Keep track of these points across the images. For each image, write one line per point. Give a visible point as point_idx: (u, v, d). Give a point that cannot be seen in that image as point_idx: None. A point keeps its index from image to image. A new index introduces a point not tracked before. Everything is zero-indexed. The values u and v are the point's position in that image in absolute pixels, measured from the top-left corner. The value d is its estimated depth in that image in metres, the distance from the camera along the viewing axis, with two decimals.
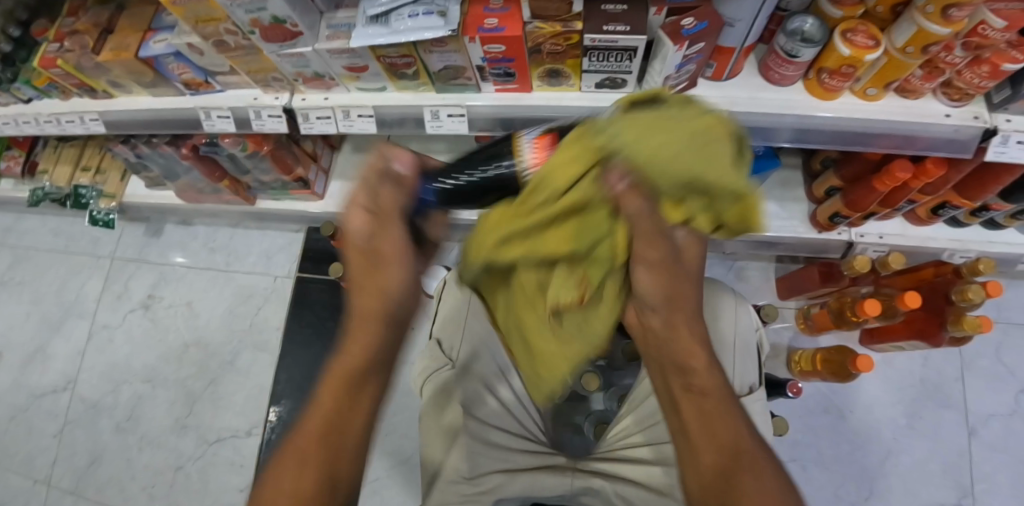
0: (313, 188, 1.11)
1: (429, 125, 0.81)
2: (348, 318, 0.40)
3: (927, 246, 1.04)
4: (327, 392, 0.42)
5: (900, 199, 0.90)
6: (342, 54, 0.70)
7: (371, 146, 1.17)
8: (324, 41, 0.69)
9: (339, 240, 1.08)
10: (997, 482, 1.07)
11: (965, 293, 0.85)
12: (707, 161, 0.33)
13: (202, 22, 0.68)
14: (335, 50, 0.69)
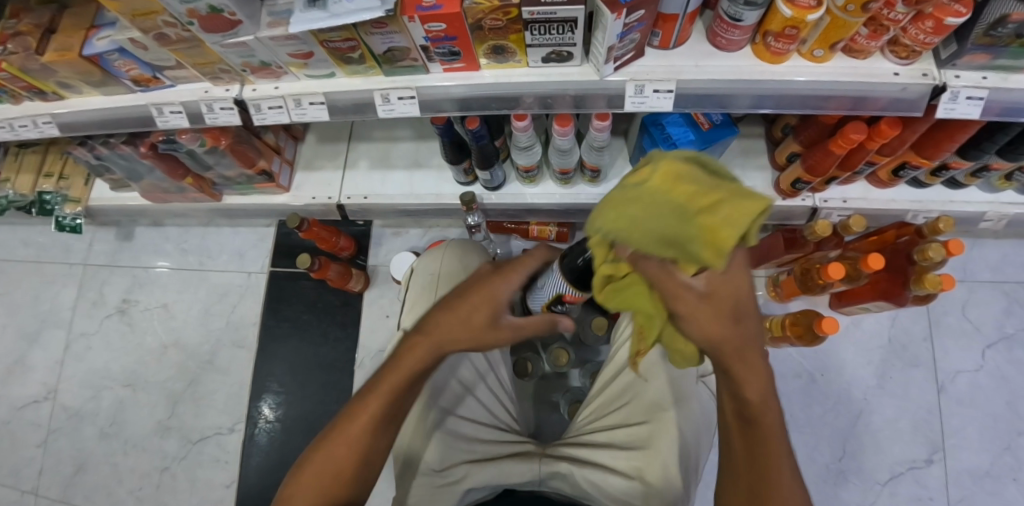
0: (278, 181, 1.11)
1: (380, 109, 0.80)
2: (435, 333, 0.55)
3: (888, 209, 1.06)
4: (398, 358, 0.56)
5: (857, 162, 0.90)
6: (284, 42, 0.69)
7: (335, 137, 1.17)
8: (266, 29, 0.67)
9: (306, 232, 1.07)
10: (964, 436, 1.10)
11: (925, 252, 0.86)
12: (671, 222, 0.39)
13: (140, 16, 0.66)
14: (278, 38, 0.67)
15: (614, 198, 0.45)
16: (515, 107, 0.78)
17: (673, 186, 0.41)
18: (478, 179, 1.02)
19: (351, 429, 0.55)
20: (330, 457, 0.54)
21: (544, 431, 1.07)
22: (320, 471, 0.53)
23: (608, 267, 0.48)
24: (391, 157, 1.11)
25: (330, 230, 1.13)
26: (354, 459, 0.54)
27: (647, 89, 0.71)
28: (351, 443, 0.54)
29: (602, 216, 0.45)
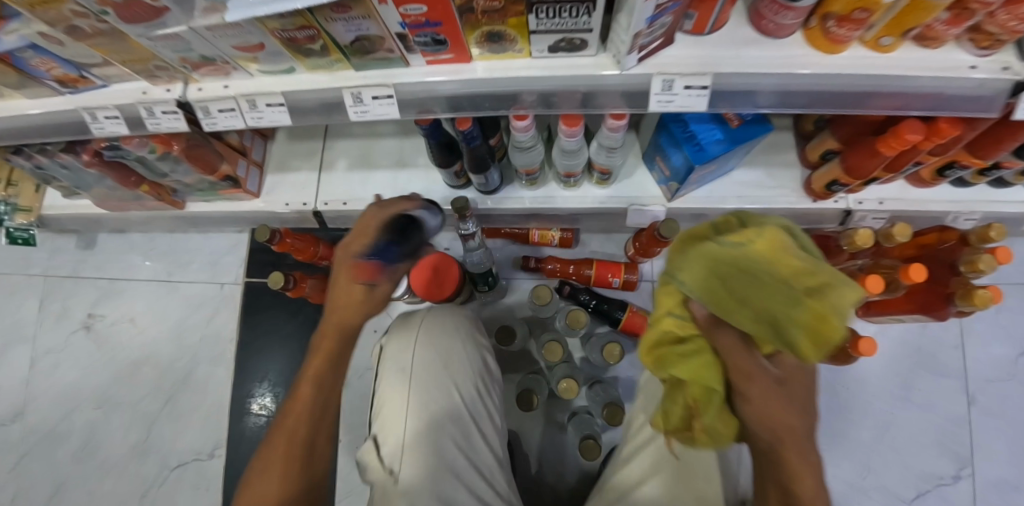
0: (245, 186, 0.99)
1: (351, 111, 0.67)
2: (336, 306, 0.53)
3: (928, 210, 0.95)
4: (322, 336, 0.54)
5: (906, 163, 0.79)
6: (225, 32, 0.56)
7: (308, 133, 1.03)
8: (200, 17, 0.54)
9: (279, 244, 0.96)
10: (994, 451, 1.02)
11: (975, 264, 0.76)
12: (765, 296, 0.39)
13: (40, 5, 0.52)
14: (215, 27, 0.54)
15: (707, 252, 0.45)
16: (511, 106, 0.64)
17: (780, 257, 0.40)
18: (472, 182, 0.90)
19: (289, 426, 0.52)
20: (269, 471, 0.50)
21: (547, 456, 0.99)
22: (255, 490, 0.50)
23: (671, 320, 0.48)
24: (372, 157, 0.98)
25: (308, 240, 1.02)
26: (298, 462, 0.51)
27: (676, 86, 0.58)
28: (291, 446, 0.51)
29: (689, 267, 0.46)
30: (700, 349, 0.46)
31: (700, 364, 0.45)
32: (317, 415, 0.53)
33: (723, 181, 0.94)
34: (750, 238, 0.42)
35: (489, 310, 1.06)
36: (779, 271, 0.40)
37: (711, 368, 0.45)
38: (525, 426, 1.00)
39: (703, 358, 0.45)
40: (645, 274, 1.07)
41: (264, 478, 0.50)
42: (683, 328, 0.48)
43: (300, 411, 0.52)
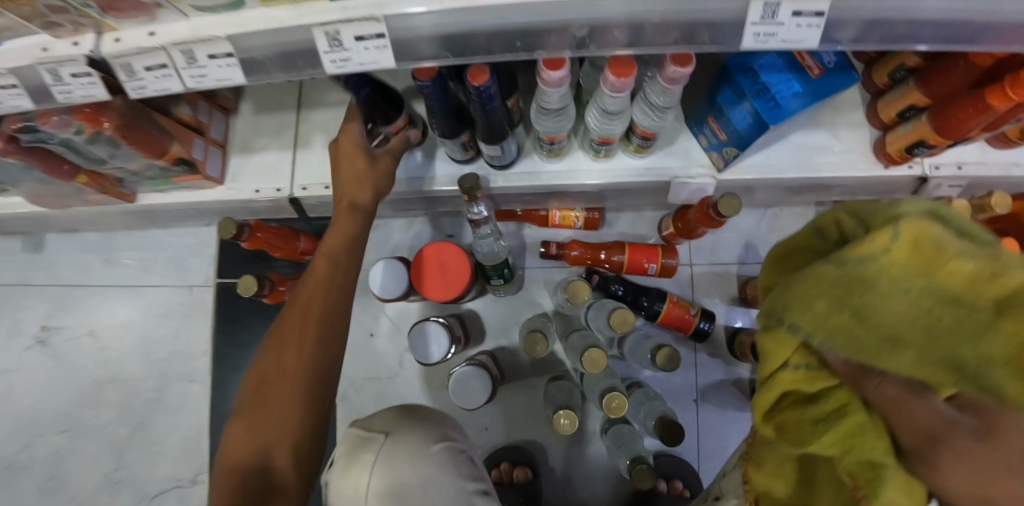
0: (204, 171, 0.81)
1: (327, 61, 0.49)
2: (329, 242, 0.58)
3: (1012, 175, 0.81)
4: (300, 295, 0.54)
5: (1011, 120, 0.64)
6: None
7: (277, 105, 0.85)
8: None
9: (250, 242, 0.80)
10: None
11: None
12: (967, 334, 0.32)
13: None
14: None
15: (825, 279, 0.37)
16: (544, 47, 0.48)
17: (933, 261, 0.34)
18: (482, 155, 0.73)
19: (290, 338, 0.50)
20: (267, 376, 0.49)
21: (578, 470, 0.88)
22: (260, 398, 0.48)
23: (791, 375, 0.43)
24: None
25: (285, 234, 0.85)
26: (254, 464, 0.45)
27: (782, 12, 0.42)
28: (292, 354, 0.49)
29: (821, 306, 0.37)
30: (836, 402, 0.42)
31: (845, 421, 0.41)
32: (310, 312, 0.52)
33: (783, 146, 0.78)
34: (881, 245, 0.35)
35: (503, 307, 0.91)
36: (941, 282, 0.34)
37: (855, 419, 0.40)
38: (554, 437, 0.89)
39: (830, 402, 0.42)
40: (684, 258, 0.91)
41: (261, 392, 0.48)
42: (809, 380, 0.42)
43: (293, 320, 0.51)
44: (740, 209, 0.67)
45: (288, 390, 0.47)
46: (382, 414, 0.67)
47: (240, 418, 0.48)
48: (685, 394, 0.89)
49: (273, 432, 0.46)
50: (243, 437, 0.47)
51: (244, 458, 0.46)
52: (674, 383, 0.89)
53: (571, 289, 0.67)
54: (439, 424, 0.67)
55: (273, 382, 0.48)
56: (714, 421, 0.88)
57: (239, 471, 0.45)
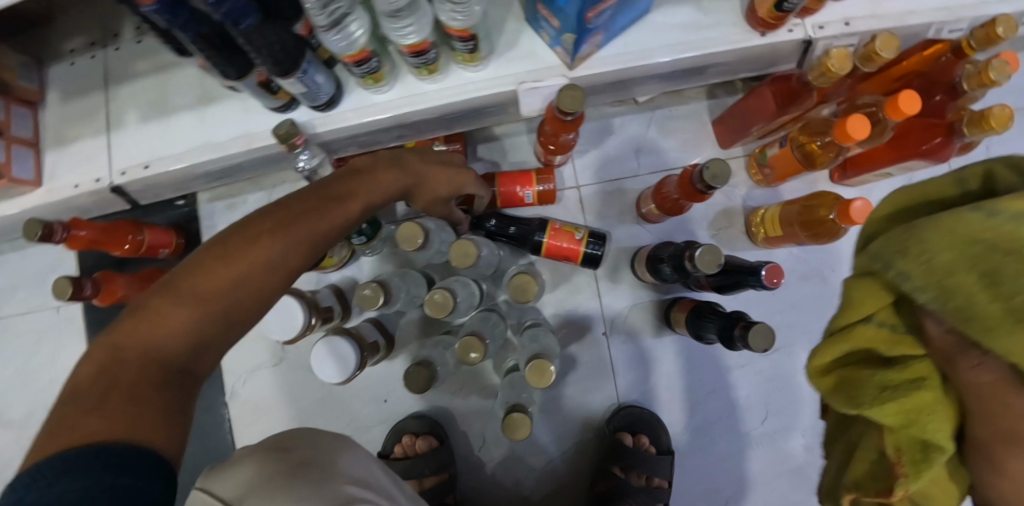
0: (10, 174, 0.72)
1: None
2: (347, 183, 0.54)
3: (909, 26, 0.69)
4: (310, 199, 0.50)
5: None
6: None
7: (89, 86, 0.77)
8: None
9: (69, 243, 0.71)
10: None
11: (986, 74, 0.59)
12: None
13: None
14: None
15: (958, 232, 0.31)
16: None
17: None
18: (297, 98, 0.65)
19: (265, 244, 0.45)
20: (242, 270, 0.43)
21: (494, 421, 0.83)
22: (215, 279, 0.42)
23: (874, 333, 0.37)
24: (172, 98, 0.73)
25: (122, 226, 0.77)
26: (187, 337, 0.40)
27: None
28: (270, 255, 0.44)
29: (945, 261, 0.30)
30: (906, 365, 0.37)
31: (920, 395, 0.35)
32: (305, 229, 0.47)
33: (640, 29, 0.67)
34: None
35: (389, 263, 0.86)
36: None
37: (923, 389, 0.35)
38: (463, 393, 0.85)
39: (905, 371, 0.37)
40: (569, 181, 0.84)
41: (207, 273, 0.42)
42: (889, 344, 0.37)
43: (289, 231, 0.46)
44: (582, 100, 0.58)
45: (253, 300, 0.44)
46: (243, 467, 0.39)
47: (178, 285, 0.41)
48: (592, 328, 0.84)
49: (223, 320, 0.42)
50: (214, 313, 0.41)
51: (178, 343, 0.39)
52: (579, 317, 0.84)
53: (397, 232, 0.59)
54: (336, 476, 0.41)
55: (244, 282, 0.43)
56: (628, 350, 0.84)
57: (163, 358, 0.38)
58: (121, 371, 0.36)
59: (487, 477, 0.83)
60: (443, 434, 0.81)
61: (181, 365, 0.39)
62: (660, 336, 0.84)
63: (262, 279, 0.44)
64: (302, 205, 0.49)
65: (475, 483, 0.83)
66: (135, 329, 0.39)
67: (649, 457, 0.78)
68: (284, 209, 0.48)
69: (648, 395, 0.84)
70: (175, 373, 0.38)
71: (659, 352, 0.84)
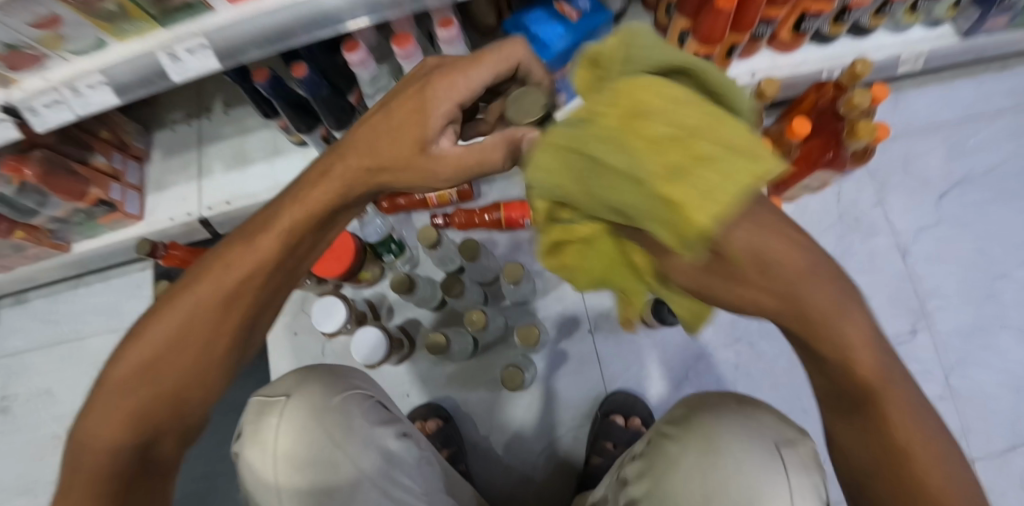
0: (124, 209, 0.95)
1: (173, 73, 0.65)
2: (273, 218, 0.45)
3: (802, 71, 0.94)
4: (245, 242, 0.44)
5: (751, 19, 0.80)
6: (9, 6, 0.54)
7: (183, 147, 1.01)
8: None
9: (165, 259, 0.92)
10: (947, 294, 1.00)
11: (851, 101, 0.79)
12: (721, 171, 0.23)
13: None
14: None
15: (560, 138, 0.27)
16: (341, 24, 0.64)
17: (631, 126, 0.25)
18: None
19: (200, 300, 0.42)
20: (184, 340, 0.42)
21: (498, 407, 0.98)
22: (156, 356, 0.41)
23: (576, 231, 0.35)
24: (250, 151, 0.97)
25: (199, 252, 0.97)
26: (142, 417, 0.40)
27: None
28: (205, 320, 0.42)
29: (547, 162, 0.28)
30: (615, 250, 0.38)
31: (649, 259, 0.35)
32: (235, 282, 0.43)
33: None
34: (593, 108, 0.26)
35: None
36: (634, 146, 0.24)
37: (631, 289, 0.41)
38: (472, 386, 1.00)
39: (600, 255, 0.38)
40: None
41: (154, 366, 0.41)
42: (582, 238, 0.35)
43: (237, 287, 0.43)
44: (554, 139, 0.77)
45: (201, 368, 0.42)
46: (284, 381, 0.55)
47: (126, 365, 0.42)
48: (579, 326, 1.01)
49: (174, 393, 0.42)
50: (166, 379, 0.41)
51: (124, 424, 0.40)
52: (567, 318, 1.01)
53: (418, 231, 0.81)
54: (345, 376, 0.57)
55: (199, 368, 0.42)
56: (611, 346, 0.99)
57: (117, 444, 0.39)
58: (84, 461, 0.39)
59: (497, 457, 0.96)
60: (449, 418, 0.96)
61: (147, 450, 0.40)
62: (637, 331, 1.00)
63: (213, 358, 0.43)
64: (231, 259, 0.43)
65: (486, 464, 0.96)
66: (88, 434, 0.39)
67: (631, 432, 0.90)
68: (209, 272, 0.43)
69: (630, 382, 0.98)
70: (142, 456, 0.40)
71: (636, 344, 0.99)
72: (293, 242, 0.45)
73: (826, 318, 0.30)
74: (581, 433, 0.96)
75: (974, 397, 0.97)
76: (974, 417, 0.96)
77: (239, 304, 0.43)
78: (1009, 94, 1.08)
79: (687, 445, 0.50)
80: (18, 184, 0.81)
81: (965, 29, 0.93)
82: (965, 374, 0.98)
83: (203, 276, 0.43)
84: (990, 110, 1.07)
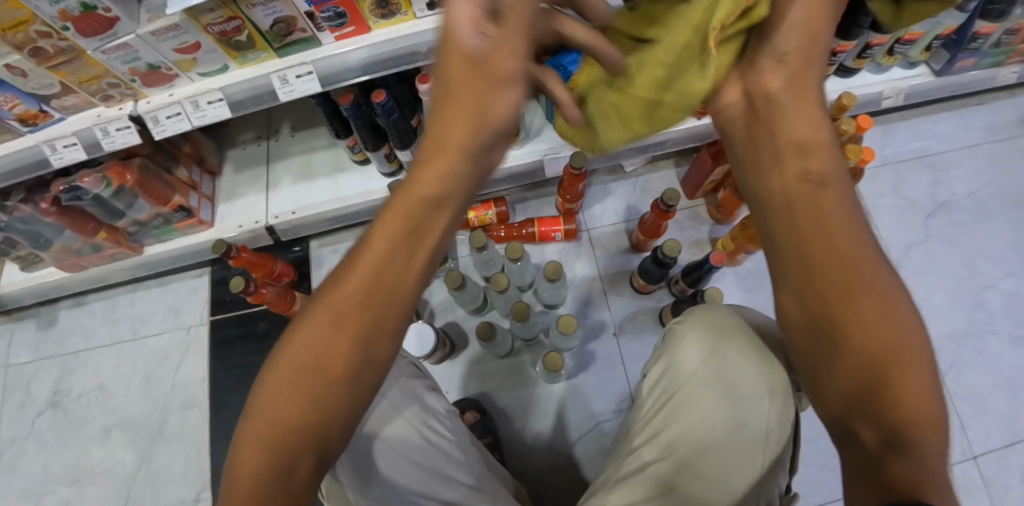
0: (198, 215, 1.06)
1: (281, 93, 0.78)
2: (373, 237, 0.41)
3: None
4: (353, 265, 0.40)
5: None
6: (166, 34, 0.69)
7: (252, 163, 1.13)
8: (146, 24, 0.68)
9: (234, 259, 1.02)
10: (938, 303, 1.11)
11: (839, 128, 0.94)
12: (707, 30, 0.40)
13: (10, 29, 0.63)
14: (158, 30, 0.68)
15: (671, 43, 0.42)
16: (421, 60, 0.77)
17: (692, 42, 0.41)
18: (403, 166, 1.03)
19: (315, 332, 0.38)
20: (306, 373, 0.37)
21: (530, 406, 1.06)
22: (286, 400, 0.37)
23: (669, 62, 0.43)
24: (315, 167, 1.09)
25: (263, 256, 1.07)
26: (283, 454, 0.35)
27: None
28: (327, 349, 0.38)
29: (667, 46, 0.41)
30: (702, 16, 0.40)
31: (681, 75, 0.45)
32: (352, 300, 0.39)
33: None
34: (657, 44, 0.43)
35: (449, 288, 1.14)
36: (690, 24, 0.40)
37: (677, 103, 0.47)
38: (506, 384, 1.07)
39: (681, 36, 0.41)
40: (581, 225, 1.18)
41: (283, 390, 0.37)
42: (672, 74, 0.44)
43: (339, 311, 0.39)
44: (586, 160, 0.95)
45: (337, 396, 0.38)
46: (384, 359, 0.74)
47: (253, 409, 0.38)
48: (605, 330, 1.10)
49: (315, 426, 0.37)
50: (287, 412, 0.36)
51: (263, 469, 0.35)
52: (593, 323, 1.10)
53: (470, 235, 0.92)
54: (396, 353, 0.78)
55: (312, 397, 0.37)
56: (635, 349, 1.08)
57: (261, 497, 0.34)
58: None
59: (532, 448, 1.03)
60: (485, 412, 1.03)
61: (285, 471, 0.35)
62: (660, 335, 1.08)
63: (316, 384, 0.37)
64: (346, 281, 0.39)
65: (520, 456, 1.03)
66: (233, 468, 0.36)
67: None
68: (320, 301, 0.39)
69: None
70: (286, 490, 0.35)
71: None
72: (386, 264, 0.39)
73: (816, 152, 0.42)
74: (611, 428, 1.03)
75: (969, 396, 1.05)
76: (972, 414, 1.05)
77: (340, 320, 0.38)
78: (984, 129, 1.23)
79: (677, 335, 0.66)
80: (113, 187, 0.90)
81: (938, 69, 1.10)
82: (960, 375, 1.07)
83: (316, 307, 0.39)
84: (967, 143, 1.22)
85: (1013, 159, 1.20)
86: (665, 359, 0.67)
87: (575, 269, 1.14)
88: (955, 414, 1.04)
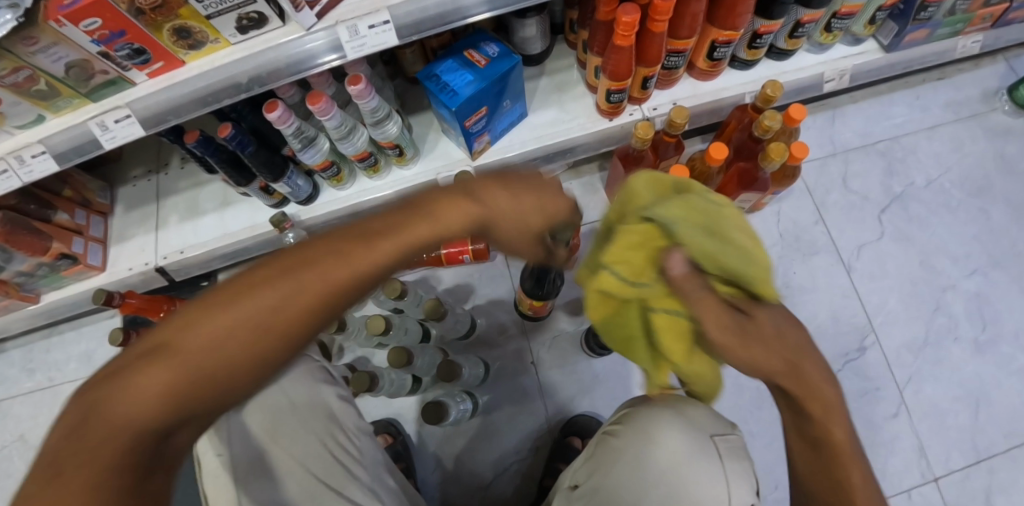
0: (86, 261, 0.98)
1: (103, 140, 0.71)
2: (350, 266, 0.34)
3: (723, 97, 0.99)
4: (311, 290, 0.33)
5: (657, 54, 0.84)
6: None
7: (140, 198, 1.06)
8: None
9: (122, 307, 0.95)
10: (892, 311, 1.01)
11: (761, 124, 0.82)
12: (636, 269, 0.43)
13: None
14: None
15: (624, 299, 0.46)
16: (270, 83, 0.69)
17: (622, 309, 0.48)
18: (285, 196, 0.95)
19: (179, 354, 0.30)
20: (193, 375, 0.30)
21: (452, 443, 1.00)
22: (168, 372, 0.29)
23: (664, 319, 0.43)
24: (202, 203, 1.03)
25: (159, 299, 1.01)
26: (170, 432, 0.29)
27: (360, 28, 0.65)
28: (199, 379, 0.30)
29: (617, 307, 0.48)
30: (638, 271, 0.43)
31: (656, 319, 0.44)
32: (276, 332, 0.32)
33: (520, 128, 0.98)
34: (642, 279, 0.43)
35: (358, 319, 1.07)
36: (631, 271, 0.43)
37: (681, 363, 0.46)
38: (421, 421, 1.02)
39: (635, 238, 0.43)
40: None
41: (148, 387, 0.28)
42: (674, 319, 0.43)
43: (211, 345, 0.30)
44: None
45: (211, 370, 0.30)
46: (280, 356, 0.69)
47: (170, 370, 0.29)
48: (523, 359, 1.02)
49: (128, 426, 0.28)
50: (146, 396, 0.28)
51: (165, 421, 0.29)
52: (514, 350, 1.03)
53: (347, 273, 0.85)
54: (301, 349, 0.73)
55: (178, 405, 0.29)
56: (556, 376, 1.01)
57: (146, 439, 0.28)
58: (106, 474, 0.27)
59: (450, 485, 0.98)
60: (399, 433, 0.99)
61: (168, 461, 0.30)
62: (582, 361, 1.01)
63: (195, 389, 0.30)
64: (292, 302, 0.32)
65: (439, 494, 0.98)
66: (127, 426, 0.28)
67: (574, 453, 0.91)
68: (265, 308, 0.31)
69: (581, 408, 0.99)
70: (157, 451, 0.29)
71: (583, 371, 1.01)
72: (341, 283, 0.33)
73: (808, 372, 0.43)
74: (532, 463, 0.97)
75: (930, 412, 0.95)
76: (933, 434, 0.93)
77: (309, 291, 0.32)
78: (946, 107, 1.12)
79: (630, 433, 0.65)
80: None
81: (887, 44, 0.98)
82: (918, 389, 0.96)
83: (213, 310, 0.31)
84: (926, 124, 1.11)
85: (977, 141, 1.09)
86: (613, 423, 0.69)
87: (494, 292, 1.06)
88: (913, 434, 0.94)
